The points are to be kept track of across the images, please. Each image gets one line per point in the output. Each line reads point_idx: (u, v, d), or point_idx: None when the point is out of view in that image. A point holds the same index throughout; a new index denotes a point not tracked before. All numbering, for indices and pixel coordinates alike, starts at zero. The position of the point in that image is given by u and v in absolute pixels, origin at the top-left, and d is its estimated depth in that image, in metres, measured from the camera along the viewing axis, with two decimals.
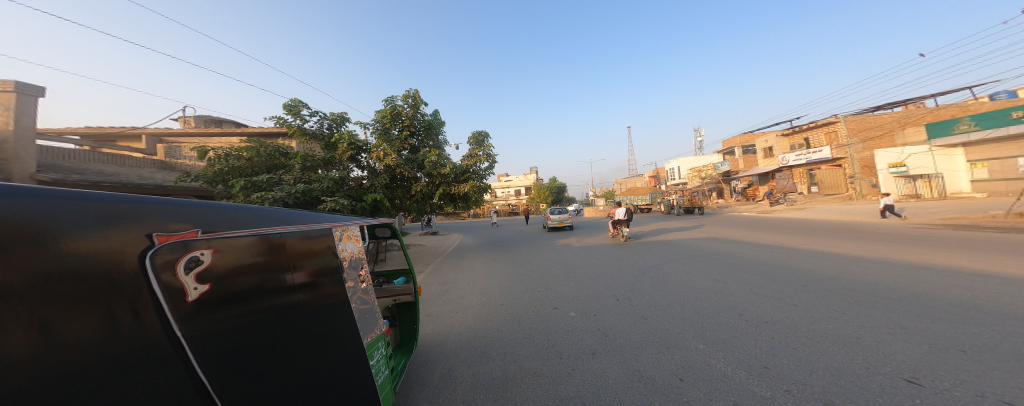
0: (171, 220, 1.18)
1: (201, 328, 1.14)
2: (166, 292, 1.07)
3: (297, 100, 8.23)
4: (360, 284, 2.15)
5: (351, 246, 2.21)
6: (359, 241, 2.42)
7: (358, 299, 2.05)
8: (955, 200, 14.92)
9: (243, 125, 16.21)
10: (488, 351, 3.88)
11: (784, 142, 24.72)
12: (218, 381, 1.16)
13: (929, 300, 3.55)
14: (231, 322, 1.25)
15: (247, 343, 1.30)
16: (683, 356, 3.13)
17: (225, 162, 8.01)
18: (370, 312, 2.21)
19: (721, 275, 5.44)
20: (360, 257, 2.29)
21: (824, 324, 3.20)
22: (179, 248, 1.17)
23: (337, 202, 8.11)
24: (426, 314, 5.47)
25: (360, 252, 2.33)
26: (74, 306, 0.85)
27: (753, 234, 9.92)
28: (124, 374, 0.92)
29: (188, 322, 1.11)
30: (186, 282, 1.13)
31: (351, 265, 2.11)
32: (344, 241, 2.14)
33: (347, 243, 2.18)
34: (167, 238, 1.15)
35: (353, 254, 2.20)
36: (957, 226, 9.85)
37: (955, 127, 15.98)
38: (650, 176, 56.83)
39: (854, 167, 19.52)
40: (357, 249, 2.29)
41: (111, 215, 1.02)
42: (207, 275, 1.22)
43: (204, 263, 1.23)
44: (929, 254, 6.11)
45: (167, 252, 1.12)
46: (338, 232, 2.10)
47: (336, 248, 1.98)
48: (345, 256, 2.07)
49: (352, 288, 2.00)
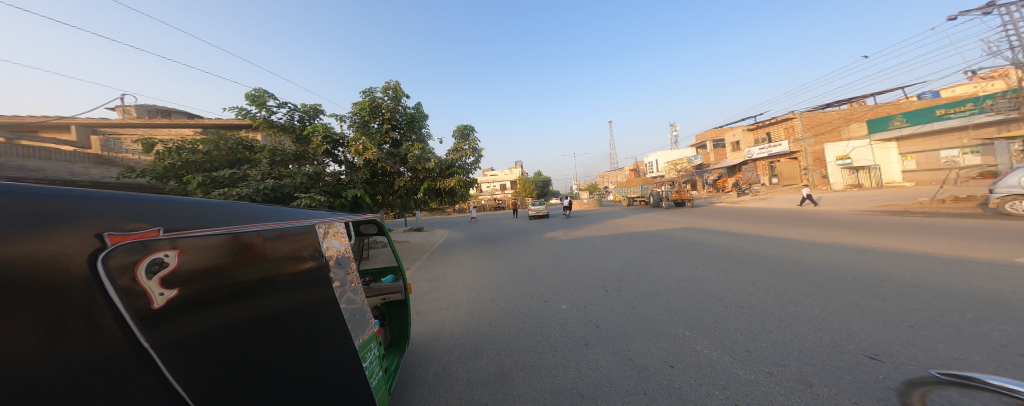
0: (123, 219, 1.00)
1: (174, 339, 0.98)
2: (126, 299, 0.91)
3: (261, 89, 7.57)
4: (349, 284, 2.05)
5: (336, 245, 2.07)
6: (344, 238, 2.27)
7: (346, 298, 1.93)
8: (890, 189, 16.75)
9: (197, 116, 14.70)
10: (483, 347, 3.86)
11: (749, 136, 26.41)
12: (198, 397, 1.01)
13: (881, 281, 3.97)
14: (206, 330, 1.10)
15: (228, 353, 1.16)
16: (671, 343, 3.30)
17: (178, 156, 7.25)
18: (361, 312, 2.11)
19: (701, 263, 5.75)
20: (347, 255, 2.16)
21: (794, 306, 3.50)
22: (139, 248, 0.99)
23: (312, 199, 7.64)
24: (415, 312, 5.36)
25: (347, 250, 2.20)
26: (14, 315, 0.68)
27: (726, 224, 10.57)
28: (86, 394, 0.77)
29: (159, 332, 0.95)
30: (150, 287, 0.96)
31: (337, 263, 1.98)
32: (328, 239, 2.00)
33: (333, 241, 2.04)
34: (122, 238, 0.97)
35: (339, 252, 2.06)
36: (896, 212, 11.05)
37: (890, 124, 17.91)
38: (628, 169, 58.66)
39: (808, 159, 21.30)
40: (344, 247, 2.16)
41: (47, 214, 0.83)
42: (174, 278, 1.05)
43: (169, 266, 1.06)
44: (878, 238, 6.81)
45: (124, 253, 0.94)
46: (322, 229, 1.97)
47: (319, 247, 1.85)
48: (331, 255, 1.94)
49: (340, 288, 1.90)
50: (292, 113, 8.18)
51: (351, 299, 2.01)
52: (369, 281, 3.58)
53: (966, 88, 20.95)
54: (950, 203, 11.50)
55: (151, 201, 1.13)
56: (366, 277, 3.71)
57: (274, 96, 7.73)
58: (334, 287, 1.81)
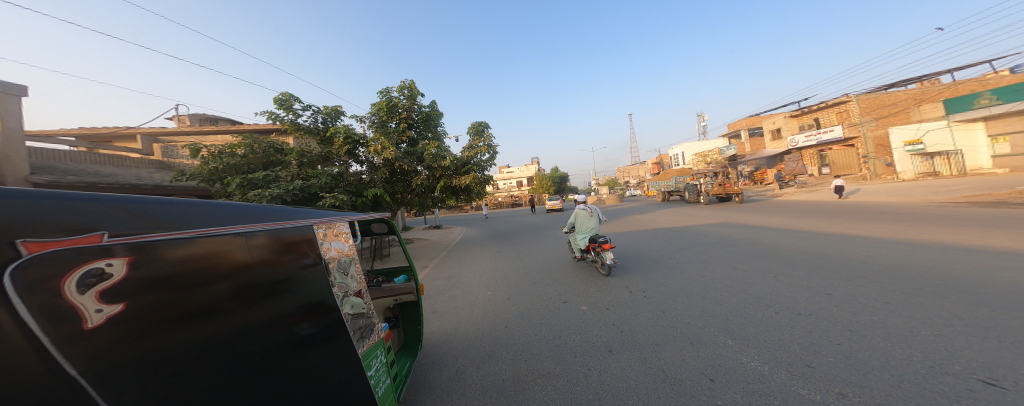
0: (49, 221, 0.77)
1: (110, 371, 0.77)
2: (47, 323, 0.69)
3: (288, 93, 7.90)
4: (352, 289, 1.81)
5: (338, 246, 1.81)
6: (348, 239, 2.00)
7: (348, 304, 1.68)
8: (974, 177, 14.39)
9: (237, 122, 15.89)
10: (498, 350, 3.65)
11: (793, 123, 24.01)
12: None
13: (978, 285, 3.26)
14: (163, 353, 0.89)
15: (195, 378, 0.95)
16: (709, 353, 2.87)
17: (219, 160, 7.75)
18: (365, 317, 1.88)
19: (740, 263, 5.15)
20: (351, 257, 1.91)
21: (867, 316, 2.92)
22: (69, 257, 0.77)
23: (336, 198, 7.92)
24: (431, 311, 5.31)
25: (350, 252, 1.95)
26: None
27: (766, 218, 9.59)
28: None
29: (92, 354, 0.76)
30: (84, 304, 0.76)
31: (338, 267, 1.73)
32: (327, 240, 1.72)
33: (334, 242, 1.77)
34: (47, 245, 0.74)
35: (341, 254, 1.80)
36: (983, 204, 9.41)
37: (975, 102, 15.32)
38: (652, 163, 56.02)
39: (867, 146, 18.90)
40: (348, 249, 1.91)
41: None
42: (121, 293, 0.85)
43: (115, 277, 0.84)
44: (960, 234, 5.77)
45: (46, 265, 0.72)
46: (322, 231, 1.70)
47: (318, 249, 1.60)
48: (330, 258, 1.68)
49: (340, 291, 1.66)
50: (316, 115, 8.51)
51: (354, 303, 1.76)
52: (381, 282, 3.43)
53: None
54: None
55: (98, 201, 0.91)
56: (379, 278, 3.56)
57: (299, 100, 8.07)
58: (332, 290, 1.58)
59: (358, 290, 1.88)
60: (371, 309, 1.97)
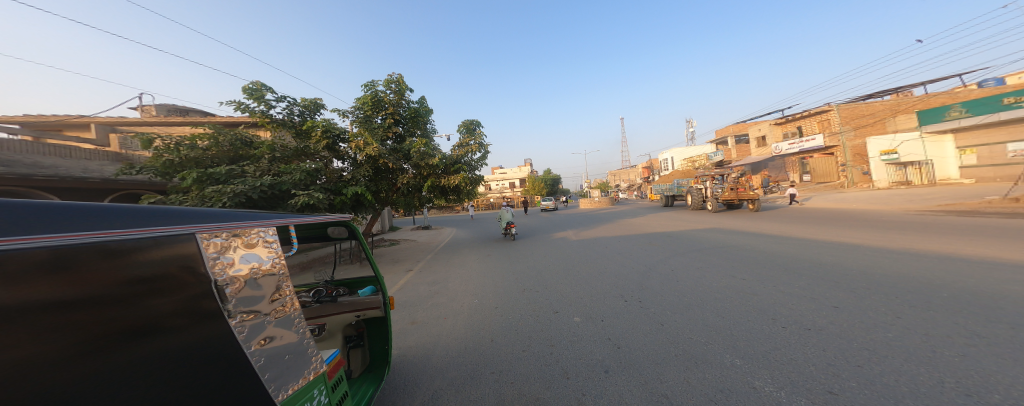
0: None
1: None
2: None
3: (259, 82, 7.28)
4: (275, 315, 1.31)
5: (252, 259, 1.30)
6: (274, 248, 1.49)
7: (264, 336, 1.23)
8: (944, 187, 15.06)
9: (208, 115, 14.84)
10: (481, 370, 3.26)
11: (777, 131, 24.67)
12: None
13: (990, 299, 3.09)
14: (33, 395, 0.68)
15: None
16: (716, 374, 2.57)
17: (178, 152, 7.02)
18: (295, 349, 1.39)
19: (739, 271, 4.93)
20: (275, 274, 1.41)
21: (882, 333, 2.68)
22: None
23: (310, 196, 7.32)
24: (410, 321, 4.88)
25: (275, 266, 1.44)
26: None
27: (757, 224, 9.56)
28: None
29: None
30: None
31: (248, 289, 1.22)
32: (227, 252, 1.22)
33: (242, 256, 1.27)
34: None
35: (254, 271, 1.30)
36: (959, 212, 9.71)
37: (946, 115, 16.12)
38: (642, 168, 56.60)
39: (846, 155, 19.55)
40: (271, 263, 1.41)
41: None
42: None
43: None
44: (951, 243, 5.76)
45: None
46: (216, 238, 1.19)
47: (211, 265, 1.15)
48: (229, 278, 1.18)
49: (251, 322, 1.18)
50: (291, 107, 7.89)
51: (274, 335, 1.28)
52: (341, 296, 2.90)
53: None
54: (1023, 201, 10.01)
55: None
56: (340, 290, 3.03)
57: (272, 91, 7.45)
58: (234, 323, 1.14)
59: (285, 316, 1.39)
60: (305, 338, 1.50)
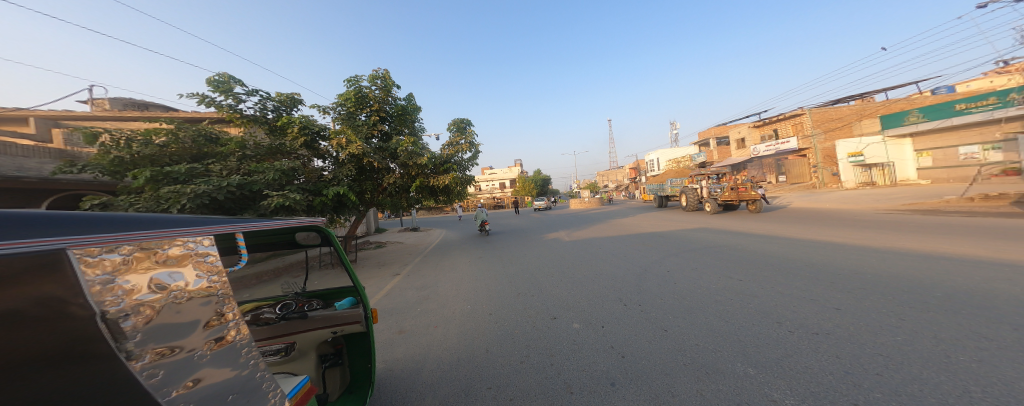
0: None
1: None
2: None
3: (226, 74, 6.63)
4: (207, 347, 1.02)
5: (167, 279, 0.97)
6: (210, 259, 1.16)
7: (186, 375, 0.93)
8: (905, 187, 16.10)
9: (170, 109, 13.59)
10: (477, 385, 2.97)
11: (755, 133, 25.65)
12: None
13: (982, 298, 3.14)
14: None
15: None
16: (729, 385, 2.42)
17: (129, 149, 6.31)
18: (240, 387, 1.09)
19: (735, 272, 4.90)
20: (209, 295, 1.08)
21: (890, 336, 2.63)
22: None
23: (285, 197, 6.77)
24: (397, 331, 4.52)
25: (209, 284, 1.11)
26: None
27: (744, 224, 9.75)
28: None
29: None
30: None
31: (160, 320, 0.91)
32: (124, 272, 0.86)
33: (155, 274, 0.94)
34: None
35: (172, 293, 0.97)
36: (924, 211, 10.32)
37: (905, 119, 17.29)
38: (628, 168, 57.63)
39: (818, 156, 20.58)
40: (202, 281, 1.08)
41: None
42: None
43: None
44: (927, 241, 6.01)
45: None
46: (112, 252, 0.85)
47: (94, 294, 0.78)
48: (129, 308, 0.85)
49: (156, 363, 0.87)
50: (264, 102, 7.28)
51: (202, 376, 0.98)
52: (315, 309, 2.44)
53: (981, 82, 20.10)
54: (978, 201, 10.76)
55: None
56: (313, 303, 2.55)
57: (242, 84, 6.83)
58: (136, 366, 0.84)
59: (223, 348, 1.07)
60: (258, 369, 1.19)
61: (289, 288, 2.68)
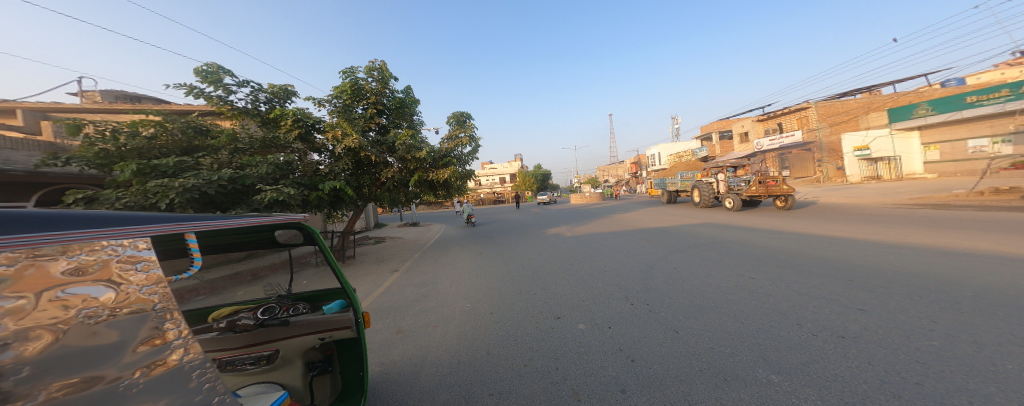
0: None
1: None
2: None
3: (214, 64, 6.33)
4: (137, 374, 0.84)
5: (82, 292, 0.79)
6: (146, 266, 0.99)
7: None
8: (911, 181, 15.86)
9: (164, 102, 13.31)
10: (477, 390, 2.79)
11: (759, 127, 25.29)
12: None
13: (1017, 298, 2.94)
14: None
15: None
16: (752, 393, 2.23)
17: (116, 141, 6.07)
18: None
19: (747, 269, 4.71)
20: (141, 311, 0.91)
21: (926, 341, 2.43)
22: None
23: (279, 192, 6.54)
24: (394, 331, 4.34)
25: (140, 298, 0.93)
26: None
27: (750, 219, 9.55)
28: None
29: None
30: None
31: (65, 346, 0.72)
32: (17, 284, 0.67)
33: (68, 286, 0.77)
34: None
35: (90, 309, 0.80)
36: (934, 206, 10.10)
37: (914, 112, 16.92)
38: (630, 163, 57.16)
39: (822, 150, 20.30)
40: (129, 294, 0.90)
41: None
42: None
43: None
44: (943, 236, 5.81)
45: None
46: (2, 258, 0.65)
47: None
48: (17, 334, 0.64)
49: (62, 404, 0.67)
50: (255, 93, 7.01)
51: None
52: (299, 314, 2.21)
53: (992, 75, 19.69)
54: (989, 195, 10.54)
55: None
56: (298, 307, 2.31)
57: (232, 74, 6.55)
58: None
59: (163, 374, 0.90)
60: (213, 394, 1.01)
61: (272, 291, 2.44)
